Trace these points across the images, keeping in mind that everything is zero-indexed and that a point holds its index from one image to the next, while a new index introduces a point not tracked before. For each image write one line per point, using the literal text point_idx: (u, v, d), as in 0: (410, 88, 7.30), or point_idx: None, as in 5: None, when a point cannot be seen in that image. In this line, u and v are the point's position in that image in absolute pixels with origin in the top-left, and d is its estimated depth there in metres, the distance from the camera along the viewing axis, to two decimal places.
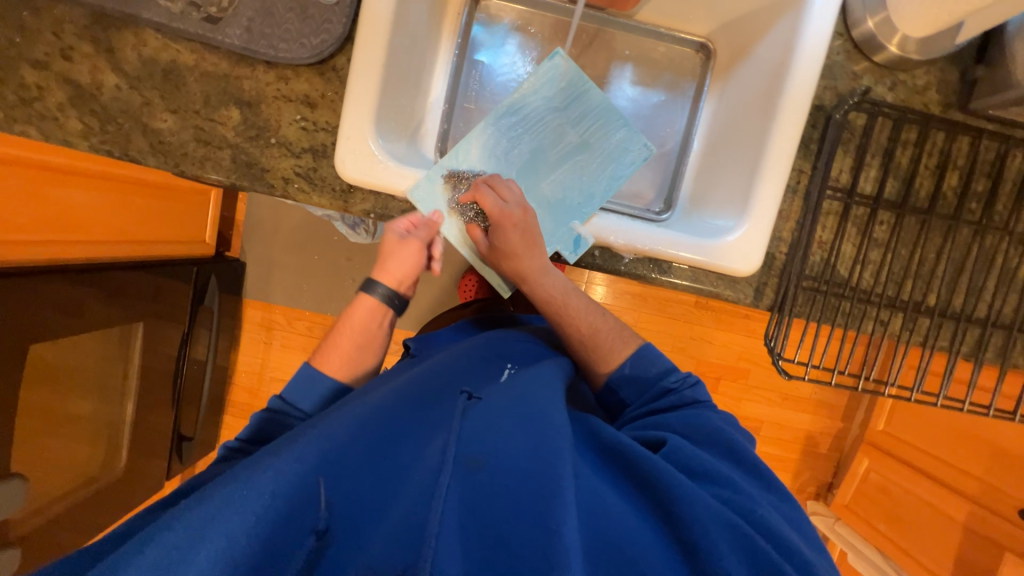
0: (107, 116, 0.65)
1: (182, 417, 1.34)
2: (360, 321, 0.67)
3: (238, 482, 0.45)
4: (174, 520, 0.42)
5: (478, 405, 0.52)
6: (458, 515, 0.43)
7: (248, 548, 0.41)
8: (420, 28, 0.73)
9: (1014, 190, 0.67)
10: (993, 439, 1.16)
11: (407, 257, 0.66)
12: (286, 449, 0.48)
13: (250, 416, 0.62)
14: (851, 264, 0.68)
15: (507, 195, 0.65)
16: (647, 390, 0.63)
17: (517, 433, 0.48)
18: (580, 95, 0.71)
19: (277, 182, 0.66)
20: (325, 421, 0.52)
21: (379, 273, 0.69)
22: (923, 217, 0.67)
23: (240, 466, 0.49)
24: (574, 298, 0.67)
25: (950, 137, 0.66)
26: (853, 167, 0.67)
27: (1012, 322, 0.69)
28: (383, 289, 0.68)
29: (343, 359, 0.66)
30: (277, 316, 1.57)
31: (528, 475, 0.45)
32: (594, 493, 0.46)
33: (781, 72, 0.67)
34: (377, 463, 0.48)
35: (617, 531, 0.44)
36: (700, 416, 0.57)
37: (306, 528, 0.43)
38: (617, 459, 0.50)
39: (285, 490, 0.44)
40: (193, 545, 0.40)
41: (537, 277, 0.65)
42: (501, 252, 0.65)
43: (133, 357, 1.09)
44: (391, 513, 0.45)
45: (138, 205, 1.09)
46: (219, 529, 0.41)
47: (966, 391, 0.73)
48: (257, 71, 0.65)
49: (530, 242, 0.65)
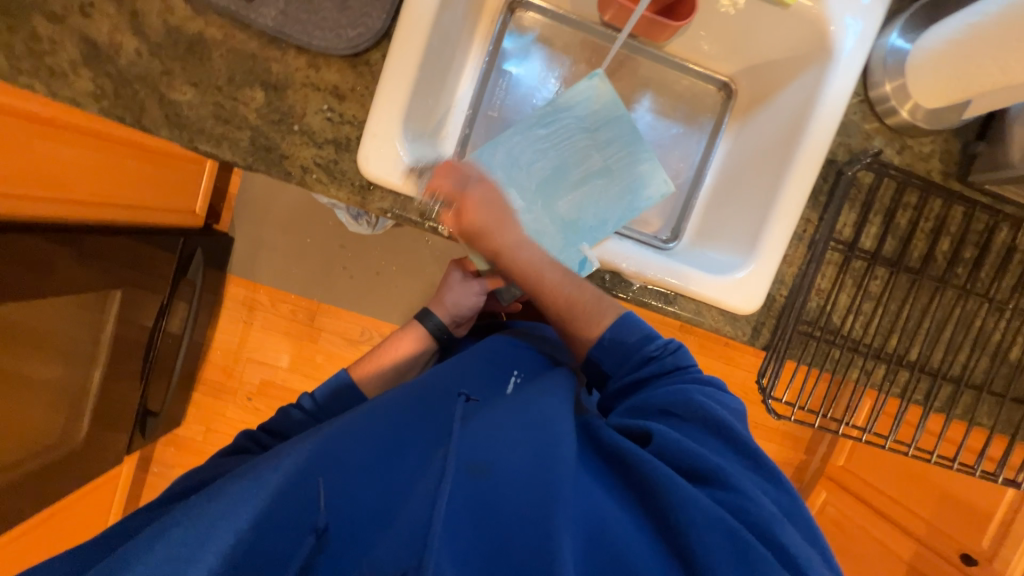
0: (122, 80, 0.62)
1: (150, 390, 1.28)
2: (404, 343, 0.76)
3: (248, 482, 0.47)
4: (184, 517, 0.45)
5: (480, 416, 0.52)
6: (459, 521, 0.43)
7: (251, 545, 0.43)
8: (454, 33, 0.73)
9: (998, 261, 0.72)
10: (944, 484, 1.23)
11: (466, 296, 0.76)
12: (294, 451, 0.50)
13: (280, 406, 0.69)
14: (845, 313, 0.71)
15: (467, 172, 0.65)
16: (629, 361, 0.61)
17: (525, 443, 0.48)
18: (611, 121, 0.72)
19: (295, 170, 0.65)
20: (334, 425, 0.54)
21: (435, 304, 0.77)
22: (914, 276, 0.71)
23: (248, 466, 0.52)
24: (549, 272, 0.62)
25: (946, 205, 0.70)
26: (856, 222, 0.70)
27: (983, 382, 0.74)
28: (435, 322, 0.76)
29: (378, 377, 0.73)
30: (260, 296, 1.52)
31: (532, 487, 0.45)
32: (597, 505, 0.46)
33: (799, 123, 0.70)
34: (382, 466, 0.48)
35: (617, 538, 0.44)
36: (682, 390, 0.55)
37: (308, 527, 0.43)
38: (616, 464, 0.50)
39: (292, 491, 0.46)
40: (200, 545, 0.42)
41: (510, 252, 0.63)
42: (473, 232, 0.64)
43: (106, 325, 1.04)
44: (394, 516, 0.44)
45: (134, 169, 1.05)
46: (224, 529, 0.43)
47: (926, 440, 0.79)
48: (288, 55, 0.63)
49: (501, 218, 0.64)
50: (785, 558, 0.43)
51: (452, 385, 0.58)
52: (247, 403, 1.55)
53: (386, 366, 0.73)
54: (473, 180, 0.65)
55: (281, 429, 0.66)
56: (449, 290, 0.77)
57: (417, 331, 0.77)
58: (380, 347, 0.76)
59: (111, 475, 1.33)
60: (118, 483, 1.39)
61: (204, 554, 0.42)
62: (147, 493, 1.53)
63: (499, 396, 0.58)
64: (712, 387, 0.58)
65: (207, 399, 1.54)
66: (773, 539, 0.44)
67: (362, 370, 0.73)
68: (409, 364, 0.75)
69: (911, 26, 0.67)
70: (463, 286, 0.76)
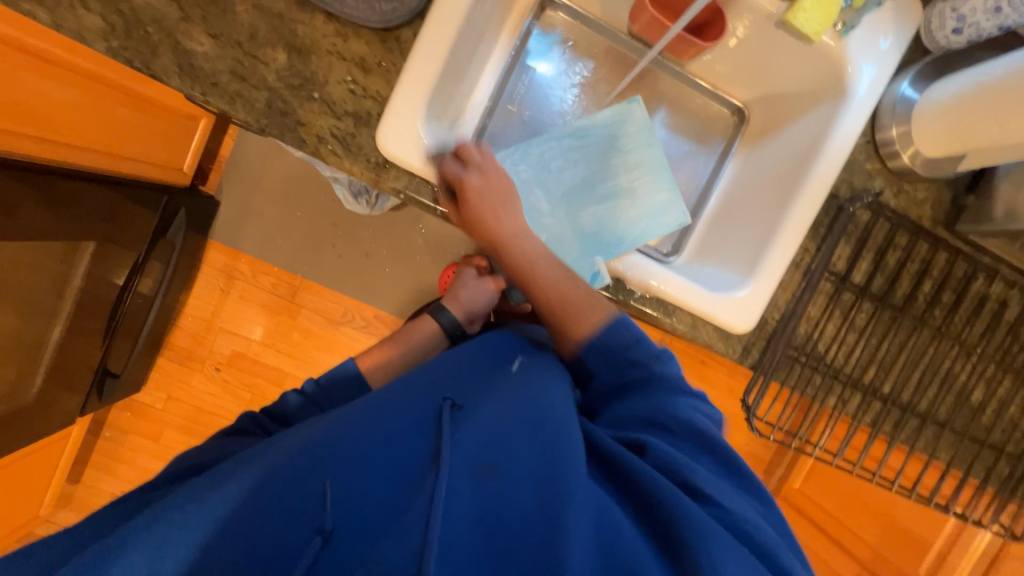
0: (135, 21, 0.59)
1: (113, 351, 1.22)
2: (413, 332, 0.76)
3: (248, 472, 0.45)
4: (183, 503, 0.43)
5: (472, 413, 0.51)
6: (461, 515, 0.42)
7: (246, 533, 0.41)
8: (485, 21, 0.73)
9: (971, 307, 0.76)
10: (889, 513, 1.32)
11: (481, 293, 0.78)
12: (288, 445, 0.48)
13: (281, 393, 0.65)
14: (830, 342, 0.75)
15: (466, 161, 0.65)
16: (613, 364, 0.61)
17: (532, 447, 0.47)
18: (640, 145, 0.72)
19: (310, 138, 0.63)
20: (336, 416, 0.52)
21: (448, 300, 0.79)
22: (896, 313, 0.75)
23: (245, 456, 0.49)
24: (542, 266, 0.65)
25: (932, 249, 0.74)
26: (850, 256, 0.73)
27: (945, 420, 0.78)
28: (449, 318, 0.76)
29: (383, 366, 0.70)
30: (241, 266, 1.47)
31: (537, 488, 0.44)
32: (608, 511, 0.45)
33: (807, 157, 0.72)
34: (386, 458, 0.47)
35: (627, 548, 0.43)
36: (671, 406, 0.56)
37: (311, 528, 0.42)
38: (613, 470, 0.51)
39: (291, 479, 0.44)
40: (192, 527, 0.41)
41: (508, 241, 0.66)
42: (469, 221, 0.66)
43: (75, 277, 0.98)
44: (394, 520, 0.43)
45: (123, 117, 1.00)
46: (222, 511, 0.42)
47: (879, 466, 0.84)
48: (316, 19, 0.61)
49: (500, 206, 0.66)
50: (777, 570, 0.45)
51: (445, 376, 0.57)
52: (214, 374, 1.48)
53: (393, 359, 0.71)
54: (477, 168, 0.65)
55: (283, 415, 0.64)
56: (463, 288, 0.79)
57: (427, 325, 0.76)
58: (388, 341, 0.74)
59: (60, 437, 1.26)
60: (67, 446, 1.31)
61: (197, 539, 0.41)
62: (97, 459, 1.45)
63: (493, 392, 0.56)
64: (694, 398, 0.60)
65: (173, 366, 1.47)
66: (770, 558, 0.46)
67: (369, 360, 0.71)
68: (414, 359, 0.73)
69: (920, 78, 0.70)
70: (477, 282, 0.79)
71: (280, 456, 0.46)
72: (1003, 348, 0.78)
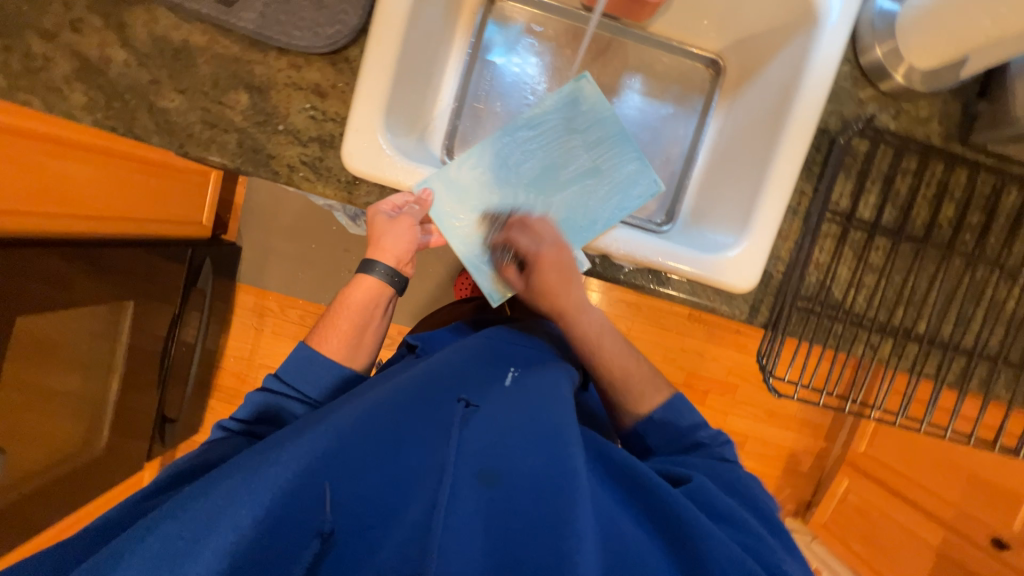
0: (113, 92, 0.64)
1: (167, 398, 1.32)
2: (361, 304, 0.65)
3: (245, 478, 0.40)
4: (179, 508, 0.39)
5: (479, 415, 0.47)
6: (463, 528, 0.39)
7: (250, 543, 0.37)
8: (435, 28, 0.74)
9: (1007, 224, 0.68)
10: (968, 465, 1.20)
11: (403, 233, 0.65)
12: (285, 449, 0.41)
13: (244, 395, 0.58)
14: (846, 287, 0.69)
15: (540, 234, 0.65)
16: (676, 442, 0.60)
17: (533, 450, 0.45)
18: (597, 120, 0.68)
19: (282, 169, 0.66)
20: (331, 414, 0.46)
21: (375, 251, 0.66)
22: (917, 245, 0.69)
23: (240, 458, 0.44)
24: (608, 339, 0.65)
25: (948, 169, 0.67)
26: (853, 193, 0.68)
27: (997, 354, 0.70)
28: (382, 268, 0.66)
29: (340, 336, 0.63)
30: (270, 303, 1.54)
31: (540, 494, 0.42)
32: (608, 517, 0.44)
33: (788, 95, 0.67)
34: (385, 462, 0.43)
35: (632, 555, 0.42)
36: (724, 468, 0.56)
37: (310, 530, 0.39)
38: (628, 483, 0.49)
39: (292, 488, 0.39)
40: (198, 535, 0.37)
41: (573, 313, 0.64)
42: (538, 292, 0.64)
43: (122, 336, 1.09)
44: (392, 522, 0.40)
45: (139, 183, 1.08)
46: (226, 524, 0.37)
47: (949, 421, 0.73)
48: (269, 57, 0.65)
49: (567, 280, 0.64)
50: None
51: (449, 378, 0.51)
52: None
53: (345, 325, 0.63)
54: (551, 241, 0.64)
55: None
56: (381, 235, 0.65)
57: (363, 284, 0.66)
58: (330, 312, 0.65)
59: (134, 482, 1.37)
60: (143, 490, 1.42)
61: (200, 552, 0.36)
62: None
63: (496, 391, 0.51)
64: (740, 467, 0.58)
65: (224, 405, 1.57)
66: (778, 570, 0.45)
67: (321, 338, 0.62)
68: (368, 315, 0.65)
69: None
70: (394, 224, 0.65)
71: (278, 464, 0.40)
72: None
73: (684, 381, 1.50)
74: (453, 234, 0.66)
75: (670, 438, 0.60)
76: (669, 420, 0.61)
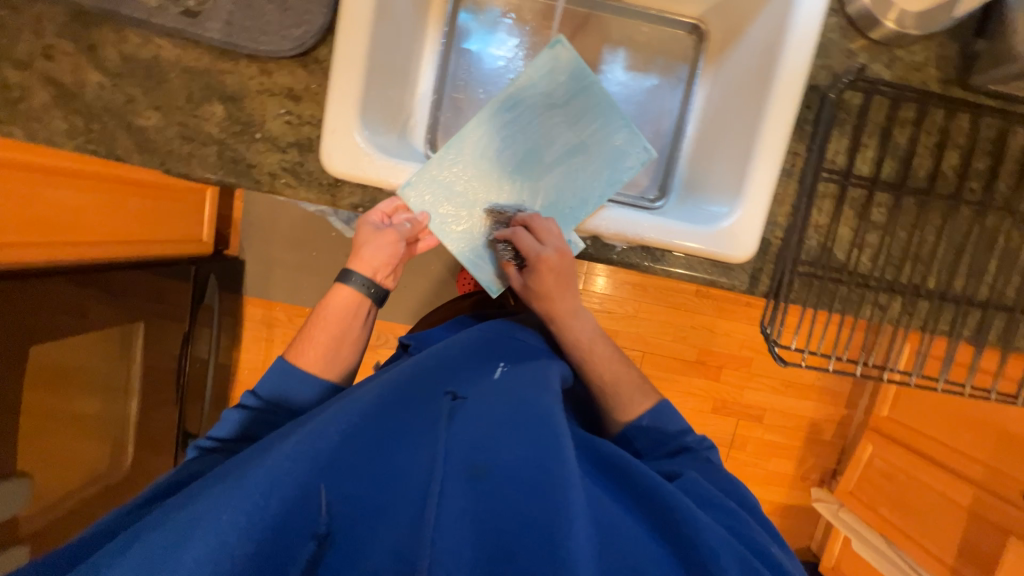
0: (91, 115, 0.65)
1: (187, 415, 1.33)
2: (338, 316, 0.63)
3: (230, 484, 0.39)
4: (160, 520, 0.39)
5: (464, 409, 0.47)
6: (452, 525, 0.39)
7: (238, 549, 0.37)
8: (406, 20, 0.72)
9: (1017, 167, 0.65)
10: (995, 421, 1.17)
11: (383, 246, 0.64)
12: (271, 450, 0.41)
13: (224, 413, 0.58)
14: (848, 248, 0.67)
15: (544, 236, 0.62)
16: (662, 447, 0.59)
17: (522, 442, 0.44)
18: (577, 94, 0.66)
19: (264, 177, 0.66)
20: (316, 416, 0.45)
21: (355, 261, 0.65)
22: (922, 197, 0.66)
23: (230, 463, 0.44)
24: (601, 345, 0.64)
25: (949, 115, 0.64)
26: (849, 149, 0.65)
27: (1015, 304, 0.67)
28: (359, 279, 0.64)
29: (317, 351, 0.61)
30: (278, 315, 1.52)
31: (530, 486, 0.41)
32: (599, 506, 0.44)
33: (773, 53, 0.64)
34: (373, 461, 0.42)
35: (624, 548, 0.41)
36: (712, 472, 0.56)
37: (306, 532, 0.39)
38: (616, 473, 0.48)
39: (280, 490, 0.39)
40: (184, 540, 0.37)
41: (566, 319, 0.63)
42: (534, 293, 0.63)
43: (134, 357, 1.12)
44: (382, 521, 0.41)
45: (135, 205, 1.10)
46: (209, 530, 0.37)
47: (970, 377, 0.69)
48: (240, 65, 0.64)
49: (563, 285, 0.62)
50: (766, 559, 0.45)
51: (438, 372, 0.51)
52: None
53: (322, 339, 0.62)
54: (553, 244, 0.61)
55: None
56: (365, 245, 0.64)
57: (338, 296, 0.64)
58: (307, 326, 0.64)
59: None
60: None
61: (184, 558, 0.36)
62: None
63: (483, 381, 0.51)
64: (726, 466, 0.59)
65: None
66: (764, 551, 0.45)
67: (297, 353, 0.62)
68: (343, 328, 0.63)
69: None
70: (376, 234, 0.64)
71: (263, 467, 0.39)
72: None
73: (697, 358, 1.48)
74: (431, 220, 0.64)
75: (658, 442, 0.60)
76: (657, 425, 0.60)
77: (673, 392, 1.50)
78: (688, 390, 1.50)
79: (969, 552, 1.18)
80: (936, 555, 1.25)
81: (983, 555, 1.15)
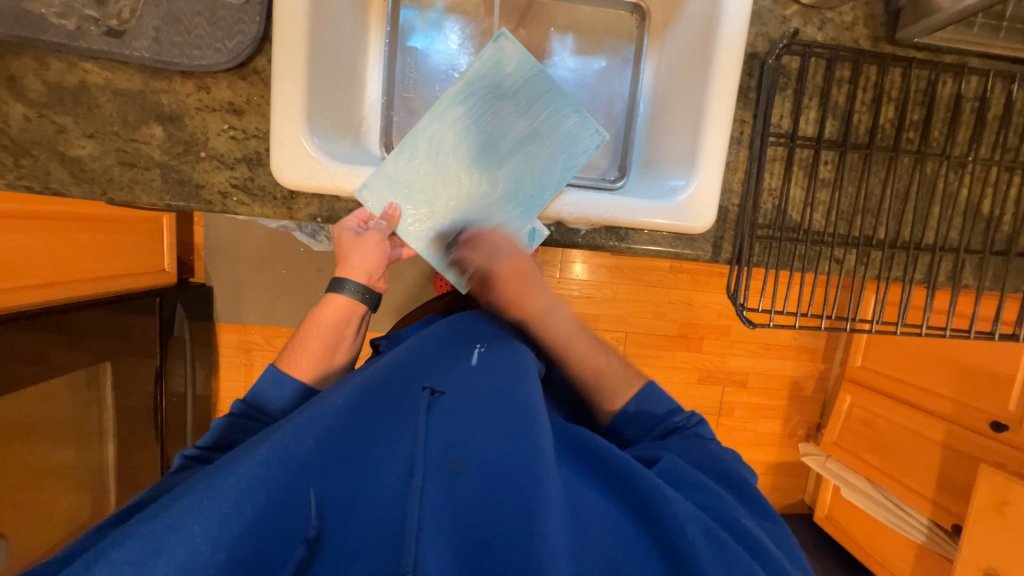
0: (19, 150, 0.61)
1: (171, 451, 1.28)
2: (332, 324, 0.64)
3: (199, 494, 0.38)
4: (123, 537, 0.36)
5: (442, 403, 0.47)
6: (434, 519, 0.39)
7: (213, 559, 0.35)
8: (345, 22, 0.70)
9: (947, 115, 0.69)
10: (962, 358, 1.25)
11: (370, 250, 0.64)
12: (243, 458, 0.40)
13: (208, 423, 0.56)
14: (802, 208, 0.69)
15: (495, 245, 0.65)
16: (652, 430, 0.60)
17: (497, 433, 0.45)
18: (525, 83, 0.66)
19: (215, 197, 0.64)
20: (291, 421, 0.44)
21: (343, 270, 0.65)
22: (865, 152, 0.69)
23: (199, 477, 0.42)
24: (577, 340, 0.65)
25: (882, 70, 0.67)
26: (792, 111, 0.68)
27: (959, 246, 0.71)
28: (352, 286, 0.65)
29: (312, 360, 0.62)
30: (254, 337, 1.48)
31: (505, 477, 0.42)
32: (575, 494, 0.44)
33: (711, 25, 0.66)
34: (350, 461, 0.42)
35: (600, 531, 0.42)
36: (699, 449, 0.56)
37: (295, 535, 0.38)
38: (594, 459, 0.49)
39: (252, 496, 0.37)
40: (148, 557, 0.34)
41: (539, 318, 0.66)
42: (506, 303, 0.67)
43: (106, 399, 1.08)
44: (363, 523, 0.40)
45: (84, 240, 1.05)
46: (178, 542, 0.34)
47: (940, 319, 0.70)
48: (175, 83, 0.62)
49: (529, 286, 0.67)
50: (744, 540, 0.45)
51: (414, 370, 0.52)
52: None
53: (316, 347, 0.63)
54: (500, 252, 0.65)
55: None
56: (349, 253, 0.65)
57: (331, 303, 0.64)
58: (299, 337, 0.65)
59: None
60: None
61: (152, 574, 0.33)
62: None
63: (457, 376, 0.52)
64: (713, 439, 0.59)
65: None
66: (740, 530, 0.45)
67: (289, 363, 0.61)
68: (337, 336, 0.64)
69: None
70: (360, 240, 0.64)
71: (234, 475, 0.38)
72: (998, 146, 0.70)
73: (679, 332, 1.51)
74: (387, 209, 0.63)
75: (647, 429, 0.60)
76: (639, 406, 0.60)
77: (660, 367, 1.52)
78: (674, 364, 1.53)
79: (947, 483, 1.25)
80: (916, 490, 1.32)
81: (960, 484, 1.22)
